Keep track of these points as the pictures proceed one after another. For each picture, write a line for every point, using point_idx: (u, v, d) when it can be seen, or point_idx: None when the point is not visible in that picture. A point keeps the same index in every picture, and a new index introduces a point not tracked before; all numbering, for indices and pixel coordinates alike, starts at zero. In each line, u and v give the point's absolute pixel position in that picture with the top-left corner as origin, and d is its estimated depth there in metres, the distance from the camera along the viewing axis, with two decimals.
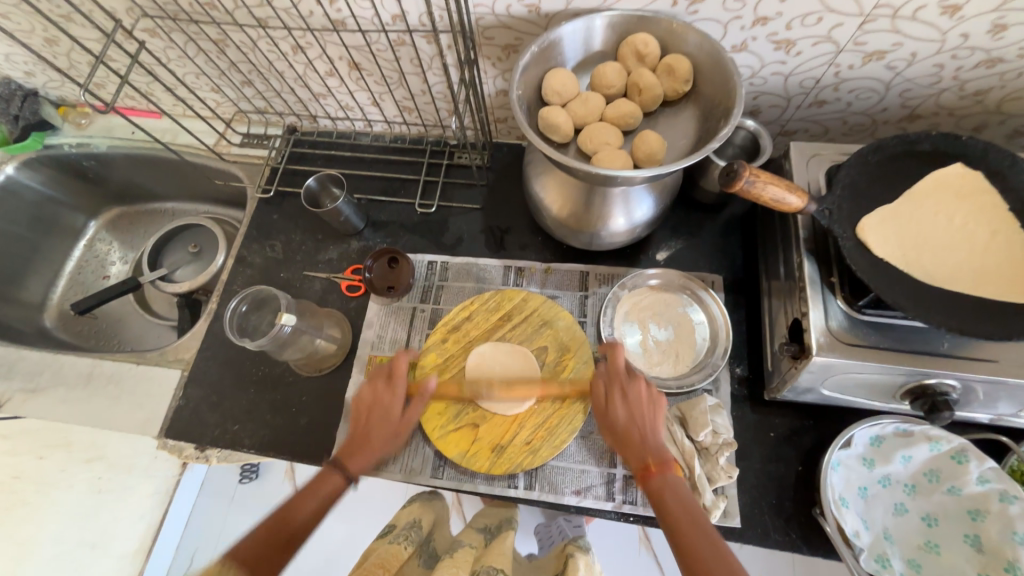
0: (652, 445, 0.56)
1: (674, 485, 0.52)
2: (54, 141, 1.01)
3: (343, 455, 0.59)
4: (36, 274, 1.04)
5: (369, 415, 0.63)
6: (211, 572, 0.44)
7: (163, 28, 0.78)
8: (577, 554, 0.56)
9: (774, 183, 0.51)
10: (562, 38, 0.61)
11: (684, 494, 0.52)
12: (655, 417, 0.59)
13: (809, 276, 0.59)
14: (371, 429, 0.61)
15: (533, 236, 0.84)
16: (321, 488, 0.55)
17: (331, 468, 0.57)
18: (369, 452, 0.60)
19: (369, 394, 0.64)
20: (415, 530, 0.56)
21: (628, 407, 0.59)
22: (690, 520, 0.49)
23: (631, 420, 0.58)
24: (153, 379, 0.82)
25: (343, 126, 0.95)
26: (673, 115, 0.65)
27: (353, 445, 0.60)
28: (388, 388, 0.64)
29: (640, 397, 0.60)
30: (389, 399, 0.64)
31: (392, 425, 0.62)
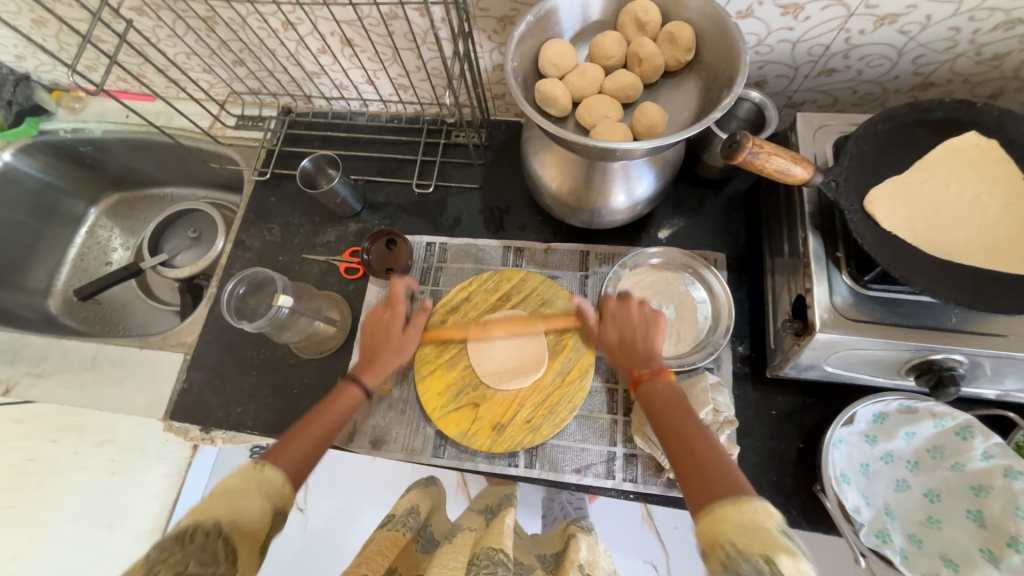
0: (642, 353, 0.58)
1: (663, 389, 0.54)
2: (49, 126, 1.00)
3: (356, 371, 0.61)
4: (39, 261, 1.04)
5: (374, 336, 0.66)
6: (260, 464, 0.45)
7: (151, 5, 0.76)
8: (578, 535, 0.56)
9: (778, 154, 0.49)
10: (558, 7, 0.59)
11: (673, 394, 0.53)
12: (648, 327, 0.60)
13: (814, 252, 0.58)
14: (378, 348, 0.64)
15: (533, 216, 0.83)
16: (338, 402, 0.57)
17: (347, 383, 0.59)
18: (380, 368, 0.63)
19: (374, 318, 0.67)
20: (413, 517, 0.57)
21: (619, 325, 0.62)
22: (677, 412, 0.51)
23: (622, 336, 0.61)
24: (157, 362, 0.82)
25: (338, 106, 0.93)
26: (674, 86, 0.63)
27: (364, 362, 0.63)
28: (390, 311, 0.67)
29: (630, 314, 0.62)
30: (390, 320, 0.67)
31: (398, 346, 0.65)
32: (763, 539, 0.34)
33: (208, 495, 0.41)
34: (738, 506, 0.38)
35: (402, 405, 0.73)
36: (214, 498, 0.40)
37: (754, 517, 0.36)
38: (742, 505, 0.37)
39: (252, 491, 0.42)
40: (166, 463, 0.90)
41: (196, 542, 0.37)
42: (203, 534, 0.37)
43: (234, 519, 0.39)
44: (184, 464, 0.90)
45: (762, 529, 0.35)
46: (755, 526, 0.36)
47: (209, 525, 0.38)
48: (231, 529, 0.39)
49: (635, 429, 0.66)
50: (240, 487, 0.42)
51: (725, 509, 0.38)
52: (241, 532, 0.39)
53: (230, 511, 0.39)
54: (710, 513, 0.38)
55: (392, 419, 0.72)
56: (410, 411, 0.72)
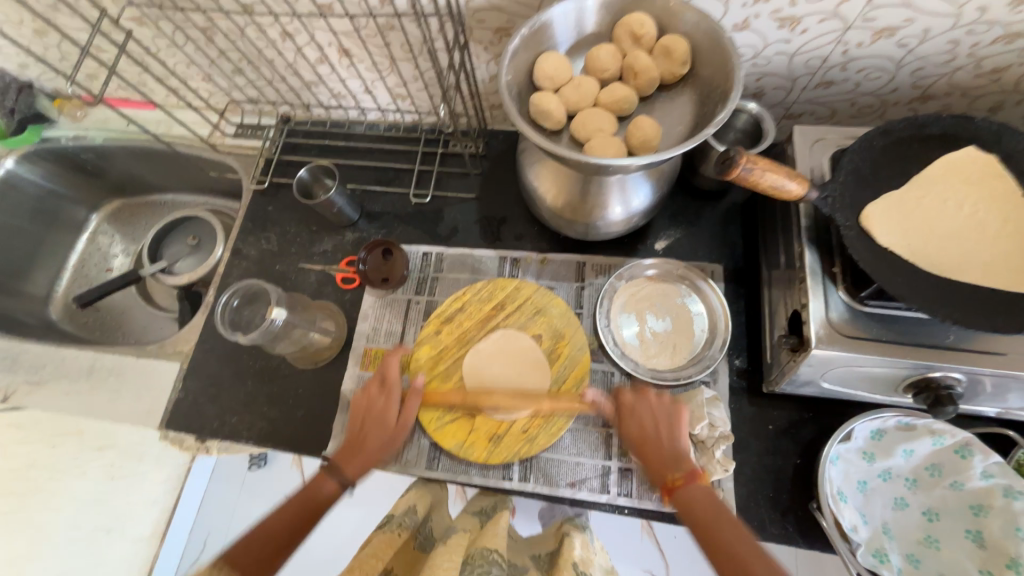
0: (668, 454, 0.56)
1: (703, 495, 0.51)
2: (51, 134, 1.01)
3: (339, 461, 0.60)
4: (40, 267, 1.05)
5: (362, 426, 0.64)
6: (213, 569, 0.46)
7: (151, 16, 0.77)
8: (573, 534, 0.57)
9: (771, 171, 0.49)
10: (553, 20, 0.58)
11: (712, 499, 0.51)
12: (671, 429, 0.58)
13: (810, 266, 0.57)
14: (369, 432, 0.63)
15: (529, 226, 0.83)
16: (314, 494, 0.56)
17: (326, 473, 0.58)
18: (363, 458, 0.61)
19: (364, 402, 0.66)
20: (410, 517, 0.58)
21: (637, 420, 0.59)
22: (719, 523, 0.49)
23: (643, 432, 0.58)
24: (154, 370, 0.83)
25: (337, 115, 0.94)
26: (670, 99, 0.63)
27: (351, 450, 0.62)
28: (384, 395, 0.66)
29: (652, 410, 0.60)
30: (384, 405, 0.65)
31: (395, 433, 0.63)
32: None
33: None
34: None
35: None
36: None
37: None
38: None
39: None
40: (164, 469, 0.91)
41: None
42: None
43: None
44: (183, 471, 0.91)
45: None
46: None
47: None
48: None
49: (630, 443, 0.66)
50: None
51: None
52: None
53: None
54: None
55: None
56: (405, 422, 0.72)
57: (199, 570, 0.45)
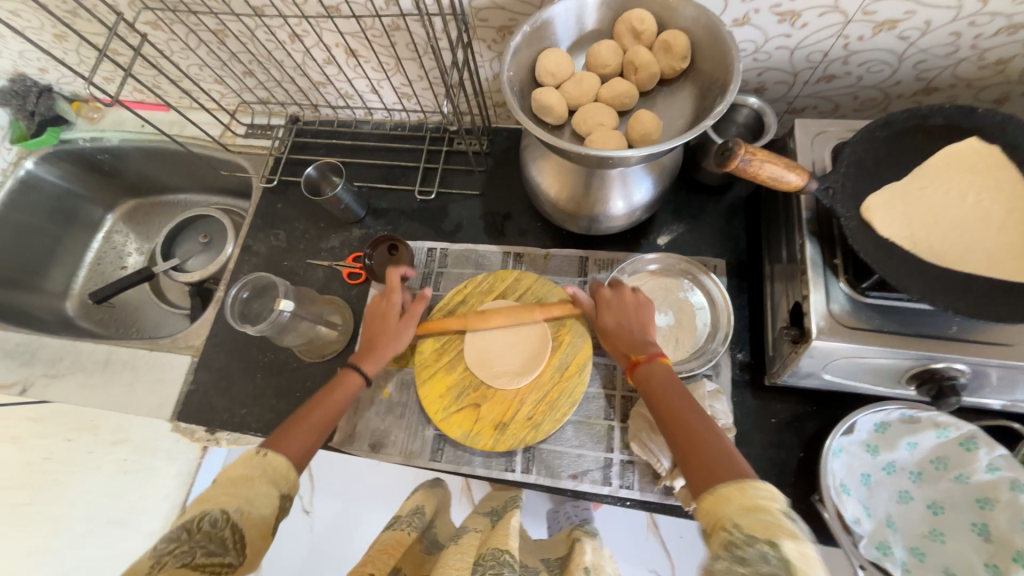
0: (637, 340, 0.60)
1: (660, 372, 0.55)
2: (69, 136, 1.04)
3: (358, 358, 0.64)
4: (58, 265, 1.08)
5: (375, 322, 0.67)
6: (263, 452, 0.47)
7: (165, 20, 0.79)
8: (583, 539, 0.56)
9: (771, 162, 0.49)
10: (554, 17, 0.59)
11: (670, 376, 0.55)
12: (638, 317, 0.62)
13: (811, 259, 0.57)
14: (377, 336, 0.66)
15: (533, 222, 0.84)
16: (339, 389, 0.60)
17: (348, 369, 0.62)
18: (379, 355, 0.65)
19: (375, 305, 0.69)
20: (418, 517, 0.58)
21: (611, 312, 0.63)
22: (673, 393, 0.53)
23: (619, 323, 0.62)
24: (167, 364, 0.85)
25: (344, 115, 0.95)
26: (671, 93, 0.63)
27: (365, 349, 0.65)
28: (391, 300, 0.68)
29: (624, 301, 0.63)
30: (387, 307, 0.68)
31: (398, 336, 0.66)
32: (767, 521, 0.35)
33: (212, 485, 0.43)
34: (742, 486, 0.38)
35: (401, 408, 0.74)
36: (221, 485, 0.43)
37: (758, 501, 0.37)
38: (745, 488, 0.38)
39: (258, 474, 0.45)
40: (176, 463, 0.88)
41: (205, 529, 0.39)
42: (212, 521, 0.40)
43: (241, 507, 0.41)
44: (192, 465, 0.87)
45: (764, 509, 0.36)
46: (760, 509, 0.36)
47: (216, 512, 0.40)
48: (239, 515, 0.41)
49: (632, 436, 0.66)
50: (246, 474, 0.44)
51: (728, 491, 0.39)
52: (249, 517, 0.41)
53: (238, 500, 0.42)
54: (714, 494, 0.39)
55: (391, 422, 0.73)
56: (410, 414, 0.73)
57: (244, 452, 0.47)
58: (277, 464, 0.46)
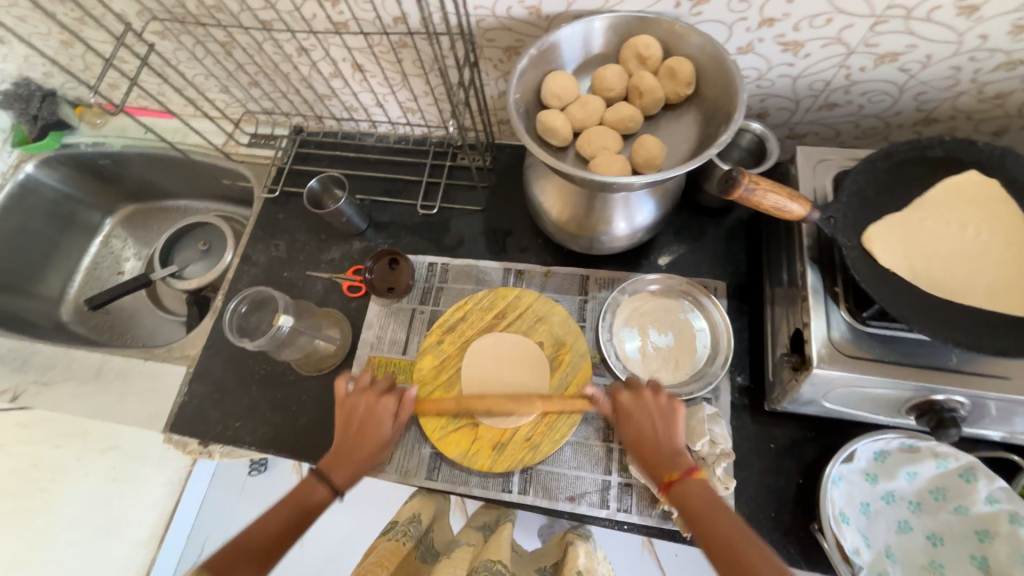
0: (665, 453, 0.54)
1: (699, 490, 0.49)
2: (71, 140, 1.04)
3: (329, 469, 0.57)
4: (53, 269, 1.07)
5: (358, 427, 0.61)
6: (200, 575, 0.45)
7: (173, 31, 0.79)
8: (576, 543, 0.59)
9: (774, 191, 0.49)
10: (561, 41, 0.60)
11: (710, 496, 0.49)
12: (665, 425, 0.56)
13: (812, 286, 0.58)
14: (358, 444, 0.59)
15: (534, 239, 0.84)
16: (303, 499, 0.54)
17: (316, 482, 0.55)
18: (353, 465, 0.58)
19: (357, 399, 0.62)
20: (414, 526, 0.59)
21: (635, 416, 0.57)
22: (716, 518, 0.47)
23: (642, 430, 0.56)
24: (161, 374, 0.84)
25: (348, 127, 0.96)
26: (675, 118, 0.64)
27: (340, 458, 0.58)
28: (380, 401, 0.62)
29: (647, 409, 0.57)
30: (377, 412, 0.62)
31: (382, 442, 0.60)
32: None
33: None
34: None
35: None
36: None
37: None
38: None
39: None
40: (167, 470, 0.92)
41: None
42: None
43: None
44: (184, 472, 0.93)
45: None
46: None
47: None
48: None
49: (630, 459, 0.66)
50: None
51: None
52: None
53: None
54: None
55: None
56: (406, 431, 0.72)
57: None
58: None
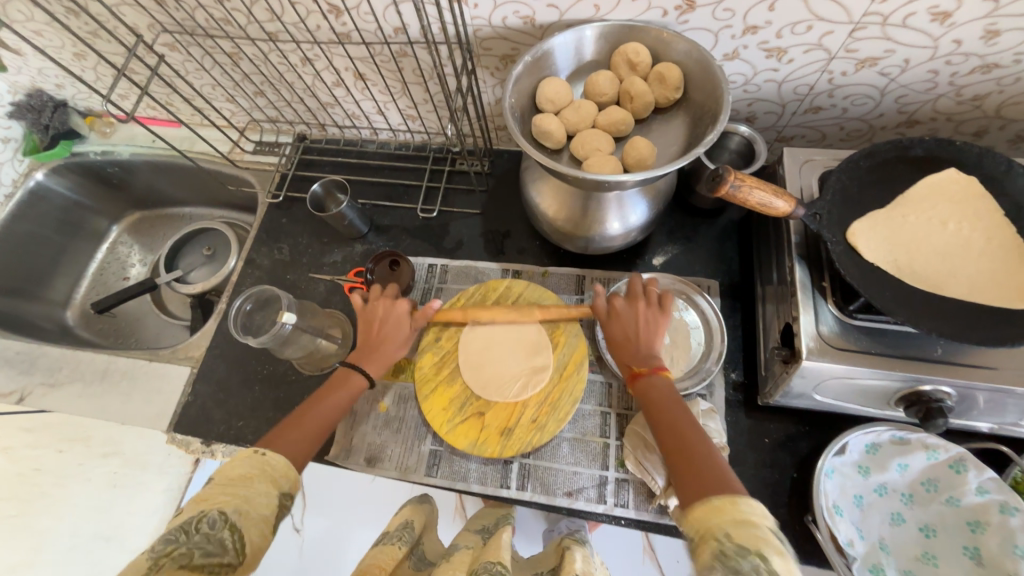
0: (643, 352, 0.60)
1: (663, 386, 0.57)
2: (81, 149, 1.07)
3: (359, 358, 0.65)
4: (60, 275, 1.09)
5: (377, 328, 0.67)
6: (262, 451, 0.48)
7: (181, 42, 0.82)
8: (573, 548, 0.59)
9: (759, 188, 0.51)
10: (554, 48, 0.63)
11: (671, 393, 0.56)
12: (649, 329, 0.62)
13: (800, 281, 0.59)
14: (382, 341, 0.66)
15: (531, 240, 0.86)
16: (340, 387, 0.62)
17: (348, 371, 0.63)
18: (379, 359, 0.66)
19: (373, 310, 0.68)
20: (407, 532, 0.60)
21: (619, 324, 0.63)
22: (671, 406, 0.55)
23: (627, 335, 0.62)
24: (165, 375, 0.85)
25: (350, 134, 0.99)
26: (665, 121, 0.66)
27: (367, 352, 0.66)
28: (395, 305, 0.68)
29: (635, 315, 0.63)
30: (392, 313, 0.68)
31: (399, 340, 0.67)
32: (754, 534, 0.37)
33: (210, 485, 0.44)
34: (733, 499, 0.40)
35: (397, 423, 0.74)
36: (219, 485, 0.44)
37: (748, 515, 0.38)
38: (738, 503, 0.39)
39: (256, 476, 0.45)
40: (166, 477, 0.88)
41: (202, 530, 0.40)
42: (209, 523, 0.40)
43: (240, 508, 0.42)
44: (183, 480, 0.87)
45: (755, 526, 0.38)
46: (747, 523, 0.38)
47: (213, 515, 0.41)
48: (238, 515, 0.41)
49: (627, 454, 0.67)
50: (245, 474, 0.45)
51: (721, 502, 0.40)
52: (249, 518, 0.42)
53: (236, 501, 0.42)
54: (708, 503, 0.41)
55: (387, 436, 0.74)
56: (406, 429, 0.74)
57: (243, 452, 0.48)
58: (273, 463, 0.47)
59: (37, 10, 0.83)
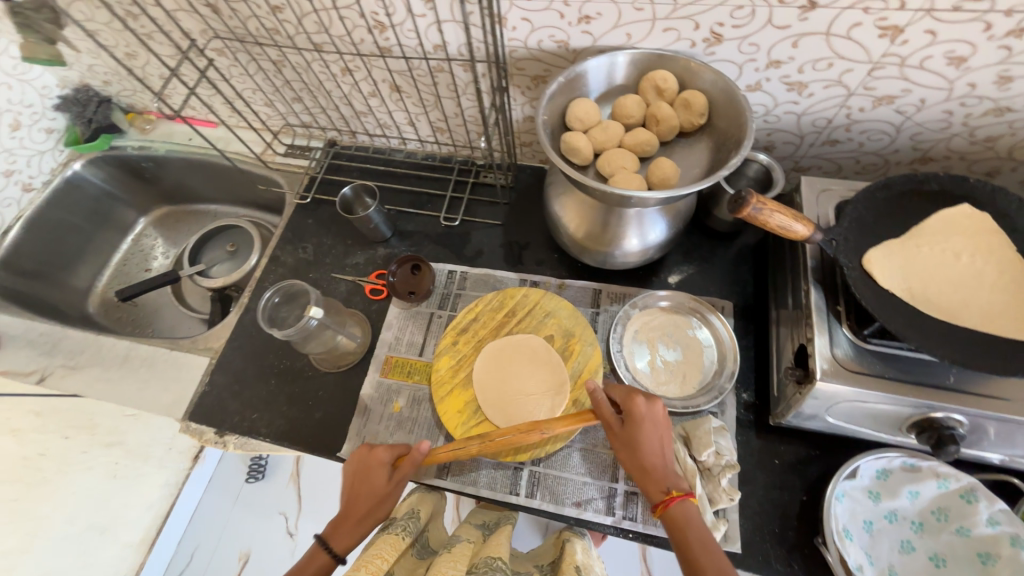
0: (661, 473, 0.56)
1: (688, 515, 0.53)
2: (119, 143, 1.12)
3: (332, 531, 0.57)
4: (85, 262, 1.13)
5: (358, 482, 0.61)
6: None
7: (230, 48, 0.86)
8: (572, 540, 0.63)
9: (780, 212, 0.53)
10: (586, 71, 0.66)
11: (694, 518, 0.53)
12: (663, 446, 0.58)
13: (816, 304, 0.61)
14: (359, 498, 0.59)
15: (550, 253, 0.88)
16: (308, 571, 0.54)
17: (318, 548, 0.55)
18: (353, 526, 0.58)
19: (357, 460, 0.63)
20: (412, 521, 0.62)
21: (641, 444, 0.57)
22: (700, 543, 0.51)
23: (645, 458, 0.57)
24: (184, 364, 0.87)
25: (379, 143, 1.02)
26: (688, 145, 0.69)
27: (342, 519, 0.58)
28: (375, 453, 0.63)
29: (652, 433, 0.58)
30: (373, 463, 0.62)
31: (380, 493, 0.60)
32: None
33: None
34: None
35: (410, 424, 0.75)
36: None
37: None
38: None
39: None
40: (166, 472, 1.08)
41: None
42: None
43: None
44: (182, 474, 1.10)
45: None
46: None
47: None
48: None
49: None
50: None
51: None
52: None
53: None
54: None
55: (400, 436, 0.74)
56: (418, 430, 0.75)
57: None
58: None
59: (100, 11, 0.88)
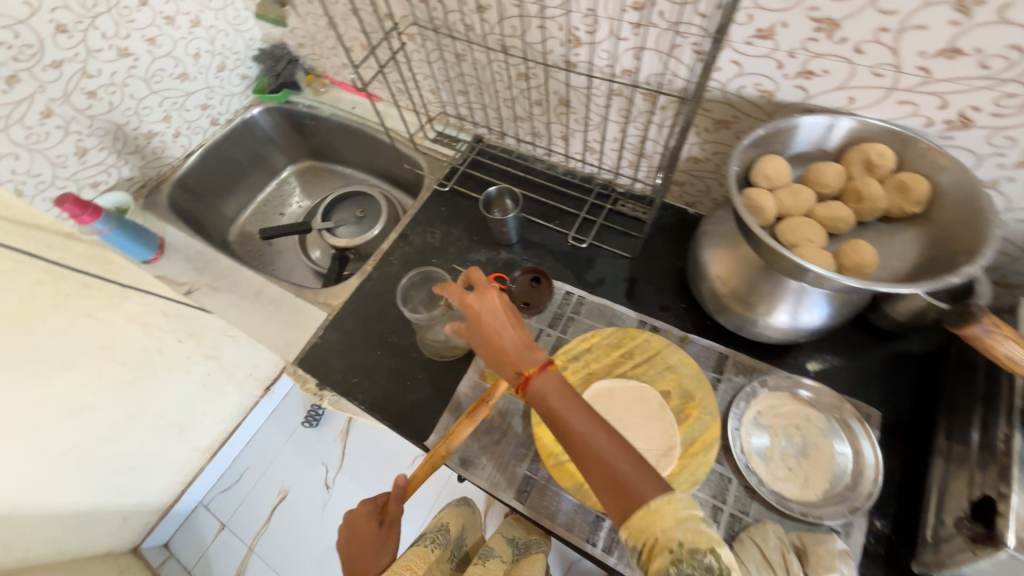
0: (514, 348, 0.52)
1: (553, 383, 0.49)
2: (294, 100, 1.23)
3: None
4: (236, 195, 1.25)
5: (354, 542, 0.62)
6: None
7: (423, 36, 0.91)
8: None
9: (1015, 342, 0.46)
10: (790, 129, 0.61)
11: (557, 383, 0.49)
12: (506, 322, 0.54)
13: (1019, 453, 0.50)
14: (360, 555, 0.60)
15: (676, 301, 0.83)
16: None
17: None
18: None
19: (345, 532, 0.64)
20: (441, 534, 0.63)
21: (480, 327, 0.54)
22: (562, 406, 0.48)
23: (492, 341, 0.53)
24: (303, 312, 0.93)
25: (524, 148, 1.03)
26: (886, 232, 0.62)
27: None
28: (359, 511, 0.64)
29: (487, 314, 0.54)
30: (360, 521, 0.63)
31: (378, 539, 0.61)
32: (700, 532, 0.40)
33: None
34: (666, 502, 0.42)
35: (499, 435, 0.74)
36: None
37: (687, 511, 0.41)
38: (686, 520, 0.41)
39: None
40: (241, 395, 1.27)
41: None
42: None
43: None
44: (251, 401, 1.30)
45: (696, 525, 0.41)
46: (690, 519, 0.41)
47: None
48: None
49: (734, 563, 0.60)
50: None
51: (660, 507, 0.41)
52: None
53: None
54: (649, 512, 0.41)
55: (486, 444, 0.73)
56: (505, 444, 0.73)
57: None
58: None
59: None
